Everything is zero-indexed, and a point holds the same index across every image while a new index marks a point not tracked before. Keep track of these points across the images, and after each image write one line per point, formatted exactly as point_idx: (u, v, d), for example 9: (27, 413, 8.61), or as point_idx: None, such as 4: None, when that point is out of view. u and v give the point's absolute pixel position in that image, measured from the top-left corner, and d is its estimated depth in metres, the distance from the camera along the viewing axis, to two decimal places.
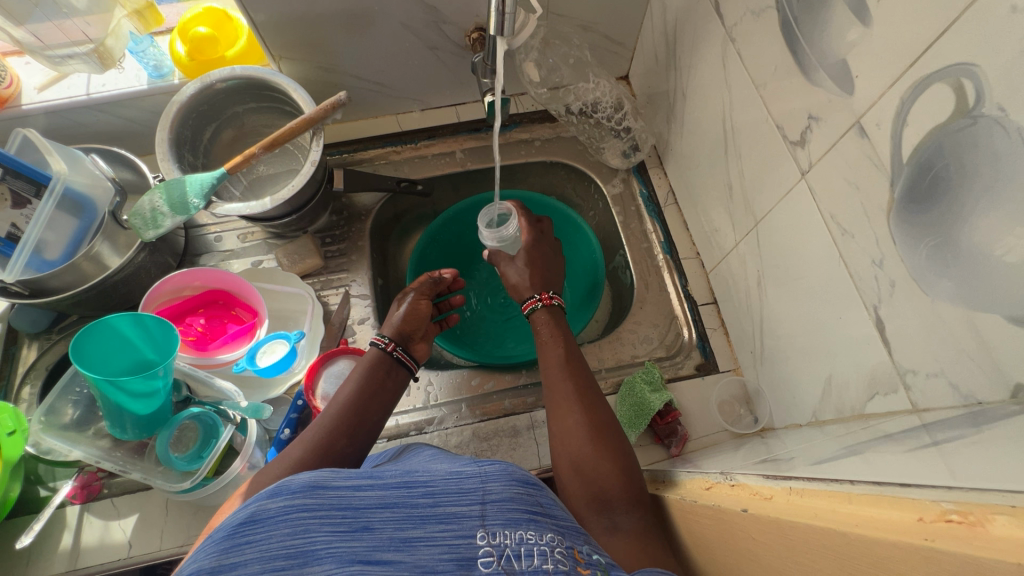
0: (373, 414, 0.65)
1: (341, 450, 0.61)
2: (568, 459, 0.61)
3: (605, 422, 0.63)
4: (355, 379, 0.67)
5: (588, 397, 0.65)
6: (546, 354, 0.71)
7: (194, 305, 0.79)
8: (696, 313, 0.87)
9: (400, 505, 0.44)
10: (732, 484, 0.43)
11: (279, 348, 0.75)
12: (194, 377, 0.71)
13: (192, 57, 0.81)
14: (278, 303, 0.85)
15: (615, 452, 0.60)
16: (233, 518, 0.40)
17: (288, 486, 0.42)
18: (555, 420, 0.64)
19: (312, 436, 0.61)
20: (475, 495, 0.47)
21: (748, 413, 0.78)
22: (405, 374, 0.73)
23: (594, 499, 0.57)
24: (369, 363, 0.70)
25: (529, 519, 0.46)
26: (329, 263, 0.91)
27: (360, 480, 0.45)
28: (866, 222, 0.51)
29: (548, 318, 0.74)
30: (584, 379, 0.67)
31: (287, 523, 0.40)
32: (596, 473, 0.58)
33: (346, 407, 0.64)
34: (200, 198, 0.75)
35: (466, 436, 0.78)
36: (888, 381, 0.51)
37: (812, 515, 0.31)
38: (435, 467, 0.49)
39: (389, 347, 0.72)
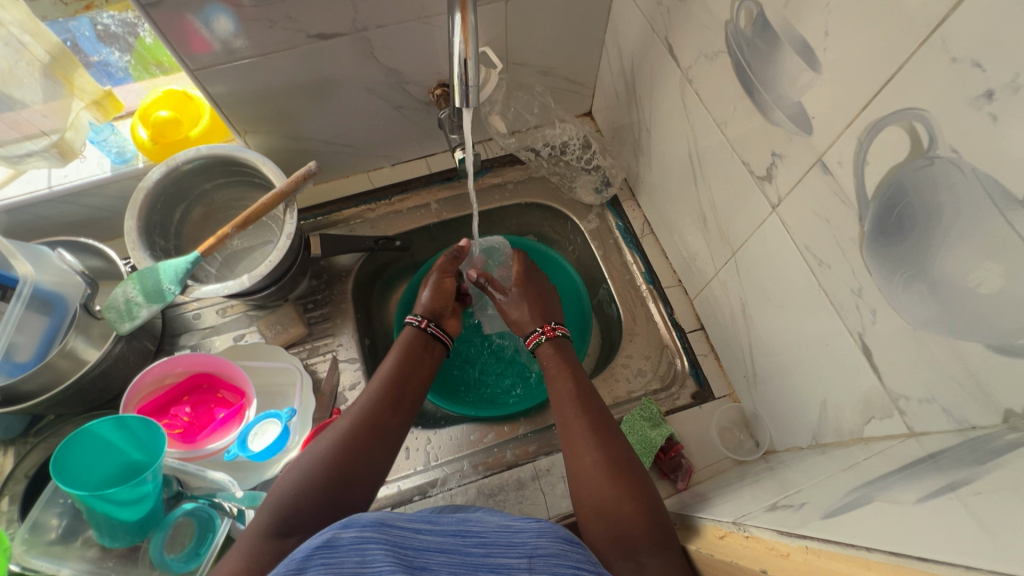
0: (415, 386, 0.69)
1: (388, 420, 0.63)
2: (589, 500, 0.58)
3: (623, 459, 0.61)
4: (394, 353, 0.71)
5: (603, 431, 0.64)
6: (555, 389, 0.70)
7: (179, 394, 0.77)
8: (685, 341, 0.88)
9: (455, 552, 0.42)
10: (746, 536, 0.43)
11: (270, 429, 0.73)
12: (185, 471, 0.69)
13: (156, 140, 0.80)
14: (264, 379, 0.83)
15: (637, 485, 0.58)
16: (307, 544, 0.38)
17: (358, 519, 0.40)
18: (571, 458, 0.63)
19: (357, 408, 0.63)
20: (524, 548, 0.44)
21: (748, 438, 0.78)
22: (441, 349, 0.76)
23: (619, 544, 0.54)
24: (407, 341, 0.74)
25: (576, 572, 0.42)
26: (313, 329, 0.89)
27: (419, 524, 0.43)
28: (839, 253, 0.53)
29: (555, 350, 0.76)
30: (599, 412, 0.66)
31: (359, 551, 0.38)
32: (618, 509, 0.56)
33: (389, 378, 0.67)
34: (176, 284, 0.73)
35: (471, 494, 0.76)
36: (882, 407, 0.52)
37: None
38: (484, 519, 0.47)
39: (423, 324, 0.76)
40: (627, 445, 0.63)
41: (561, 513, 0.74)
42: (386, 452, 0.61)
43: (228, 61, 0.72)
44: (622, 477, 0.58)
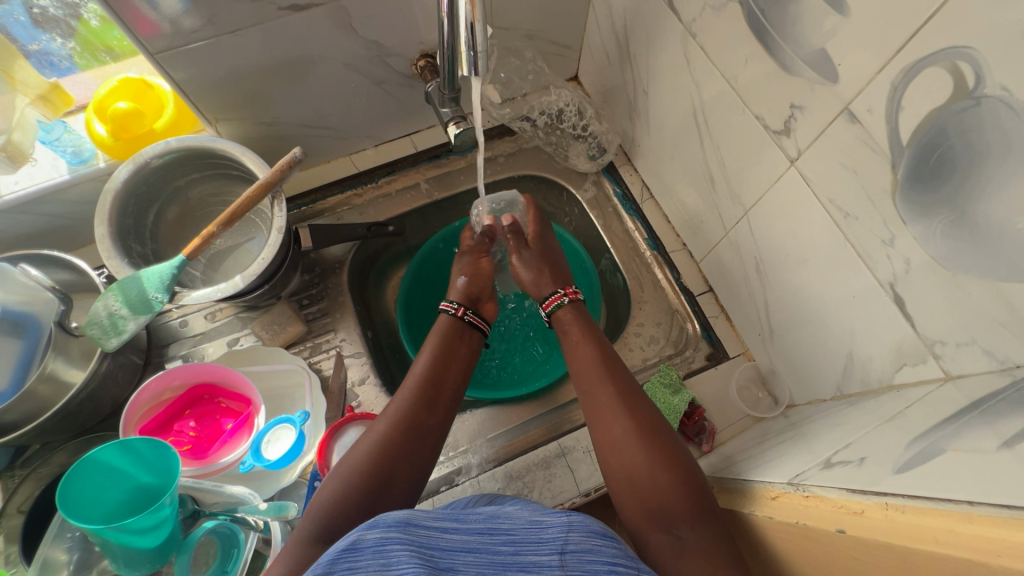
0: (453, 380, 0.66)
1: (424, 421, 0.60)
2: (621, 471, 0.57)
3: (655, 425, 0.60)
4: (431, 343, 0.69)
5: (631, 398, 0.63)
6: (576, 357, 0.69)
7: (179, 408, 0.72)
8: (695, 305, 0.87)
9: (482, 550, 0.43)
10: (806, 496, 0.43)
11: (285, 434, 0.69)
12: (201, 489, 0.65)
13: (117, 137, 0.72)
14: (268, 383, 0.78)
15: (670, 452, 0.57)
16: (336, 545, 0.40)
17: (383, 519, 0.41)
18: (600, 430, 0.61)
19: (396, 406, 0.60)
20: (554, 544, 0.43)
21: (766, 394, 0.79)
22: (479, 337, 0.74)
23: (655, 514, 0.53)
24: (441, 333, 0.71)
25: (610, 569, 0.42)
26: (312, 326, 0.85)
27: (446, 522, 0.44)
28: (868, 203, 0.52)
29: (575, 314, 0.74)
30: (624, 378, 0.65)
31: (383, 554, 0.39)
32: (653, 477, 0.55)
33: (425, 376, 0.64)
34: (163, 292, 0.67)
35: (499, 479, 0.75)
36: (915, 353, 0.53)
37: (929, 535, 0.30)
38: (514, 513, 0.47)
39: (460, 312, 0.73)
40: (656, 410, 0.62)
41: (591, 488, 0.73)
42: (425, 453, 0.58)
43: (192, 42, 0.65)
44: (655, 442, 0.58)
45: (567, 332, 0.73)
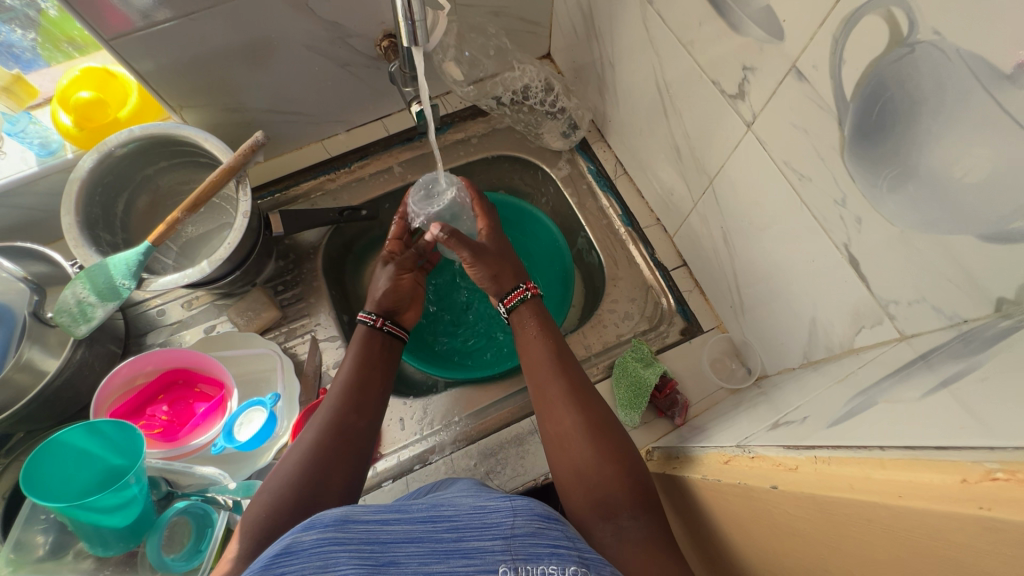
0: (378, 385, 0.66)
1: (354, 424, 0.61)
2: (568, 465, 0.58)
3: (603, 421, 0.60)
4: (352, 352, 0.68)
5: (581, 393, 0.62)
6: (527, 352, 0.69)
7: (153, 393, 0.73)
8: (669, 280, 0.87)
9: (426, 540, 0.41)
10: (751, 457, 0.43)
11: (256, 416, 0.71)
12: (171, 470, 0.66)
13: (81, 126, 0.73)
14: (243, 368, 0.80)
15: (617, 447, 0.57)
16: (268, 551, 0.38)
17: (320, 519, 0.40)
18: (549, 423, 0.61)
19: (324, 416, 0.61)
20: (500, 529, 0.43)
21: (740, 366, 0.78)
22: (400, 344, 0.73)
23: (599, 507, 0.54)
24: (362, 338, 0.70)
25: (553, 551, 0.42)
26: (287, 311, 0.86)
27: (387, 514, 0.42)
28: (820, 163, 0.51)
29: (533, 312, 0.72)
30: (576, 373, 0.65)
31: (320, 555, 0.38)
32: (599, 471, 0.56)
33: (349, 382, 0.64)
34: (130, 278, 0.68)
35: (472, 456, 0.75)
36: (872, 314, 0.52)
37: (846, 485, 0.30)
38: (460, 501, 0.46)
39: (379, 323, 0.72)
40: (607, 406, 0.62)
41: None
42: (355, 456, 0.59)
43: (145, 28, 0.65)
44: (602, 438, 0.58)
45: (520, 326, 0.71)
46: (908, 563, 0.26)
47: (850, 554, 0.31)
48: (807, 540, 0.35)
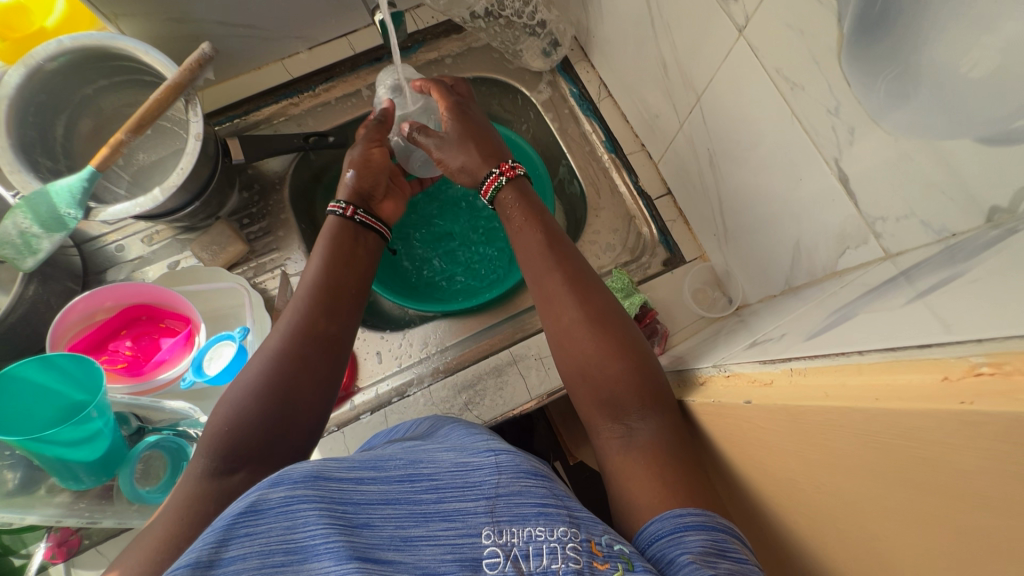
0: (348, 292, 0.63)
1: (324, 329, 0.59)
2: (573, 363, 0.57)
3: (606, 312, 0.58)
4: (320, 251, 0.64)
5: (582, 285, 0.60)
6: (520, 244, 0.66)
7: (115, 328, 0.70)
8: (652, 209, 0.84)
9: (403, 501, 0.40)
10: (727, 375, 0.42)
11: (226, 351, 0.68)
12: (140, 405, 0.65)
13: (4, 36, 0.68)
14: (212, 303, 0.76)
15: (621, 340, 0.56)
16: (231, 507, 0.35)
17: (289, 475, 0.37)
18: (551, 321, 0.60)
19: (286, 326, 0.58)
20: (482, 489, 0.42)
21: (721, 296, 0.77)
22: (375, 237, 0.70)
23: (608, 405, 0.54)
24: (330, 233, 0.67)
25: (539, 511, 0.41)
26: (254, 245, 0.82)
27: (362, 473, 0.40)
28: (814, 69, 0.47)
29: (517, 196, 0.69)
30: (576, 264, 0.62)
31: (287, 515, 0.35)
32: (604, 366, 0.55)
33: (317, 285, 0.61)
34: (75, 207, 0.64)
35: (450, 387, 0.74)
36: (857, 234, 0.50)
37: (823, 393, 0.29)
38: (438, 457, 0.45)
39: (349, 212, 0.68)
40: (610, 297, 0.60)
41: (542, 393, 0.74)
42: (330, 364, 0.58)
43: None
44: (604, 331, 0.56)
45: (508, 209, 0.69)
46: (881, 467, 0.26)
47: (822, 463, 0.30)
48: (779, 452, 0.34)
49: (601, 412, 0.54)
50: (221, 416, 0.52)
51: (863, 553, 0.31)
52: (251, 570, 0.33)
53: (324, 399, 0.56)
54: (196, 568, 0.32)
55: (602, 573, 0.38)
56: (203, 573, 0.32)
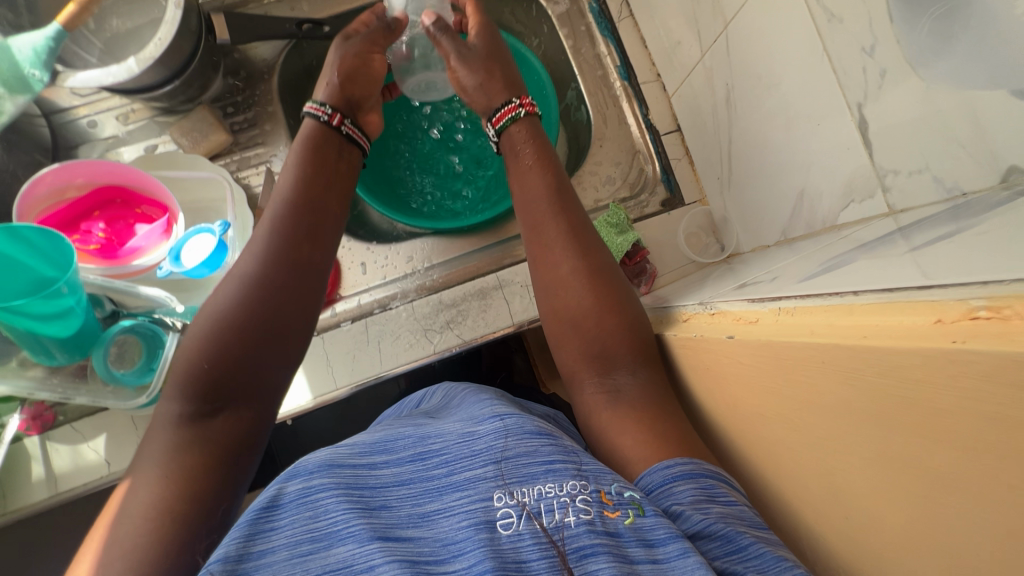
0: (330, 207, 0.61)
1: (309, 257, 0.57)
2: (566, 314, 0.57)
3: (602, 268, 0.58)
4: (297, 152, 0.61)
5: (582, 238, 0.59)
6: (526, 186, 0.63)
7: (88, 208, 0.67)
8: (658, 145, 0.81)
9: (416, 481, 0.43)
10: (712, 313, 0.42)
11: (206, 244, 0.66)
12: (114, 289, 0.62)
13: None
14: (191, 194, 0.73)
15: (614, 297, 0.56)
16: (257, 501, 0.40)
17: (304, 468, 0.42)
18: (545, 270, 0.59)
19: (261, 242, 0.55)
20: (489, 454, 0.44)
21: (714, 242, 0.77)
22: (358, 152, 0.67)
23: (598, 360, 0.55)
24: (309, 137, 0.63)
25: (547, 470, 0.42)
26: (238, 137, 0.77)
27: (374, 459, 0.44)
28: (859, 1, 0.44)
29: (528, 135, 0.66)
30: (574, 213, 0.61)
31: (307, 507, 0.40)
32: (601, 318, 0.55)
33: (293, 202, 0.58)
34: (41, 69, 0.60)
35: (432, 305, 0.74)
36: (865, 187, 0.49)
37: (810, 346, 0.28)
38: (447, 429, 0.47)
39: (335, 122, 0.64)
40: (604, 248, 0.60)
41: (523, 320, 0.74)
42: (311, 296, 0.56)
43: None
44: (598, 283, 0.56)
45: (514, 150, 0.66)
46: (856, 404, 0.26)
47: (795, 400, 0.31)
48: (756, 388, 0.35)
49: (590, 365, 0.55)
50: (208, 318, 0.52)
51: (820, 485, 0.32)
52: (281, 560, 0.37)
53: (303, 293, 0.55)
54: (233, 560, 0.37)
55: (613, 522, 0.40)
56: (238, 564, 0.37)
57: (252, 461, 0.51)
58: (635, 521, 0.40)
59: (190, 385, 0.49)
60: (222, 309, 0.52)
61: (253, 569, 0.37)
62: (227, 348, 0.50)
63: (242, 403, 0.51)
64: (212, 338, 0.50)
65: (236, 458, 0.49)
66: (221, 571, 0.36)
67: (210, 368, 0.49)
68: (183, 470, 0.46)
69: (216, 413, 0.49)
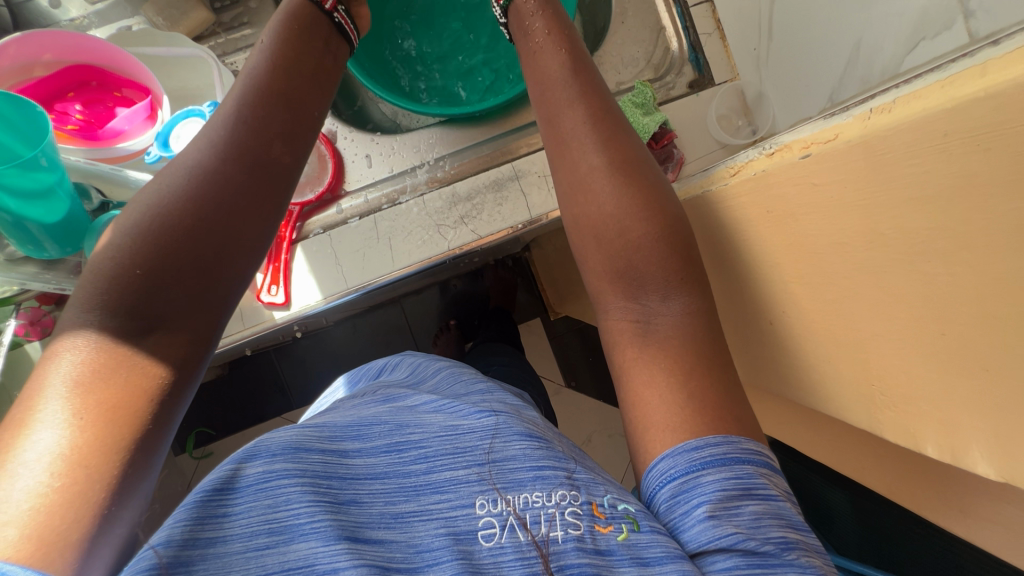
0: (314, 100, 0.52)
1: (278, 157, 0.47)
2: (587, 218, 0.50)
3: (633, 158, 0.51)
4: (275, 28, 0.52)
5: (608, 127, 0.51)
6: (541, 66, 0.56)
7: (61, 90, 0.61)
8: (686, 19, 0.72)
9: (391, 476, 0.40)
10: (772, 151, 0.39)
11: (194, 127, 0.59)
12: (99, 175, 0.57)
13: None
14: (173, 78, 0.66)
15: (650, 195, 0.49)
16: (209, 482, 0.37)
17: (266, 449, 0.38)
18: (564, 170, 0.52)
19: (230, 117, 0.46)
20: (474, 454, 0.41)
21: (746, 125, 0.69)
22: (344, 45, 0.59)
23: (624, 278, 0.49)
24: (289, 13, 0.54)
25: (536, 476, 0.40)
26: (221, 16, 0.70)
27: (347, 445, 0.40)
28: None
29: (540, 7, 0.58)
30: (601, 99, 0.53)
31: (266, 494, 0.36)
32: (626, 228, 0.48)
33: (267, 86, 0.49)
34: None
35: (445, 199, 0.69)
36: (944, 16, 0.43)
37: (940, 128, 0.27)
38: (428, 417, 0.44)
39: (329, 5, 0.57)
40: (635, 140, 0.52)
41: (541, 216, 0.68)
42: (275, 202, 0.46)
43: None
44: (629, 182, 0.49)
45: (527, 30, 0.58)
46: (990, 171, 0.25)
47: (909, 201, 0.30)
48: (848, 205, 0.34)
49: (612, 289, 0.50)
50: (163, 182, 0.43)
51: (918, 311, 0.32)
52: (233, 551, 0.34)
53: (281, 199, 0.47)
54: (175, 546, 0.33)
55: (603, 537, 0.38)
56: (185, 550, 0.34)
57: (190, 390, 0.42)
58: (627, 537, 0.38)
59: (113, 297, 0.38)
60: (167, 191, 0.42)
61: (202, 557, 0.34)
62: (166, 248, 0.40)
63: (179, 323, 0.40)
64: (169, 201, 0.41)
65: (170, 392, 0.39)
66: (165, 558, 0.33)
67: (143, 277, 0.39)
68: (111, 397, 0.36)
69: (146, 335, 0.38)
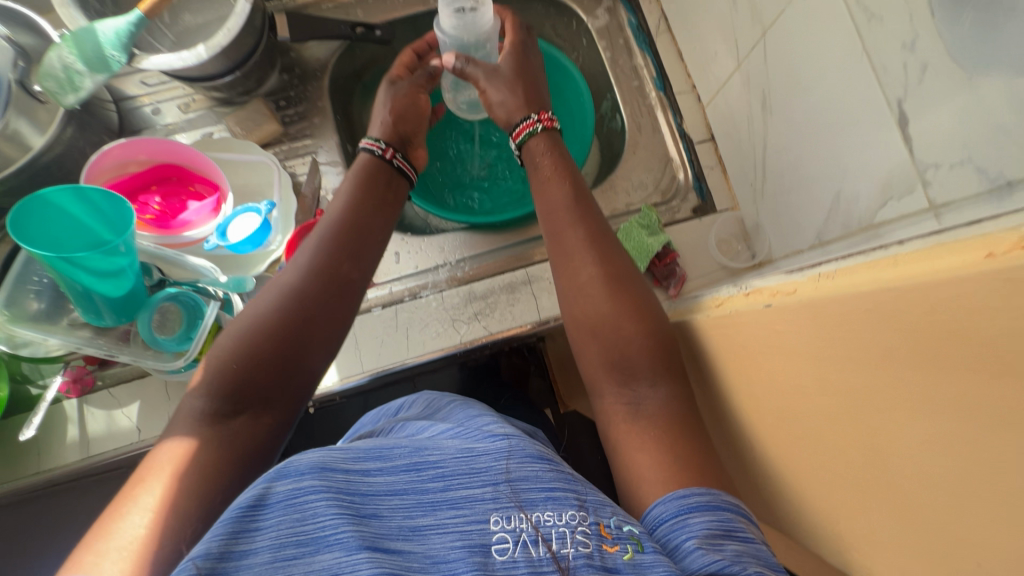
0: (378, 224, 0.61)
1: (349, 276, 0.56)
2: (586, 319, 0.54)
3: (622, 272, 0.56)
4: (351, 179, 0.63)
5: (603, 243, 0.58)
6: (549, 193, 0.63)
7: (146, 182, 0.72)
8: (692, 154, 0.82)
9: (410, 492, 0.40)
10: (748, 292, 0.44)
11: (250, 221, 0.68)
12: (162, 258, 0.66)
13: None
14: (240, 177, 0.76)
15: (649, 310, 0.53)
16: (241, 500, 0.38)
17: (294, 467, 0.39)
18: (564, 275, 0.57)
19: (310, 248, 0.56)
20: (489, 474, 0.42)
21: (745, 249, 0.75)
22: (405, 182, 0.68)
23: (618, 368, 0.52)
24: (364, 170, 0.64)
25: (549, 496, 0.41)
26: (289, 129, 0.82)
27: (369, 463, 0.41)
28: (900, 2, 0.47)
29: (547, 147, 0.67)
30: (598, 224, 0.59)
31: (296, 508, 0.37)
32: (628, 335, 0.52)
33: (343, 221, 0.58)
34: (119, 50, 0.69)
35: (461, 296, 0.75)
36: (904, 182, 0.49)
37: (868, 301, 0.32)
38: (444, 441, 0.44)
39: (388, 155, 0.66)
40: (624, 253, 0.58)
41: (549, 318, 0.73)
42: (343, 315, 0.55)
43: None
44: (627, 296, 0.54)
45: (537, 157, 0.67)
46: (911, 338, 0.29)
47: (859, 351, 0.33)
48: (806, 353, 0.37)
49: (606, 395, 0.52)
50: (260, 301, 0.53)
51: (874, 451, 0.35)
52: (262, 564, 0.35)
53: (347, 320, 0.55)
54: (211, 558, 0.34)
55: (610, 556, 0.38)
56: (220, 563, 0.35)
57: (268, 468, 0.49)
58: (632, 556, 0.38)
59: (216, 386, 0.47)
60: (263, 309, 0.52)
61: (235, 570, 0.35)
62: (256, 354, 0.49)
63: (262, 409, 0.48)
64: (260, 316, 0.51)
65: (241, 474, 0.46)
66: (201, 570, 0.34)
67: (239, 369, 0.48)
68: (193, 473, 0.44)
69: (236, 416, 0.47)
